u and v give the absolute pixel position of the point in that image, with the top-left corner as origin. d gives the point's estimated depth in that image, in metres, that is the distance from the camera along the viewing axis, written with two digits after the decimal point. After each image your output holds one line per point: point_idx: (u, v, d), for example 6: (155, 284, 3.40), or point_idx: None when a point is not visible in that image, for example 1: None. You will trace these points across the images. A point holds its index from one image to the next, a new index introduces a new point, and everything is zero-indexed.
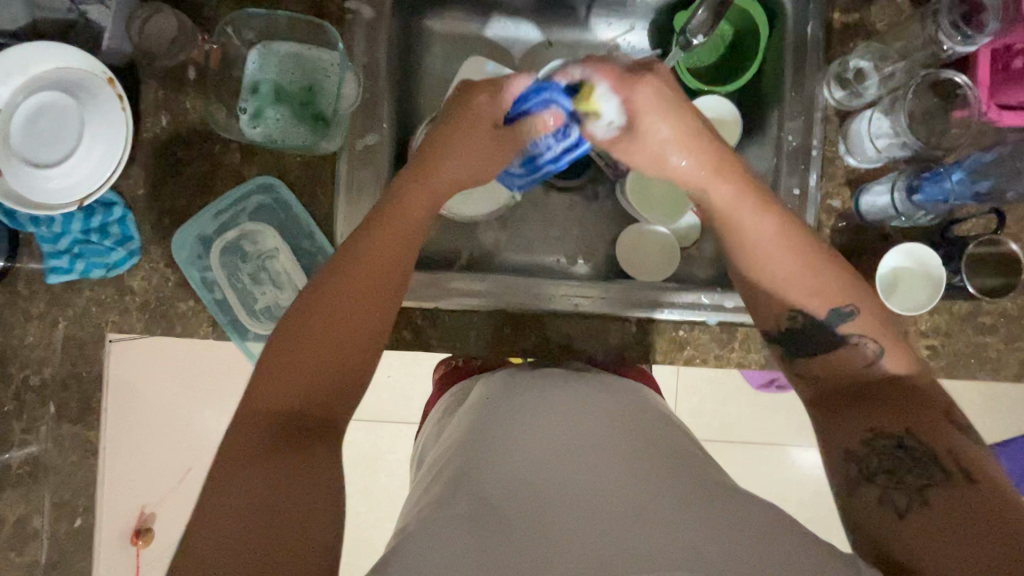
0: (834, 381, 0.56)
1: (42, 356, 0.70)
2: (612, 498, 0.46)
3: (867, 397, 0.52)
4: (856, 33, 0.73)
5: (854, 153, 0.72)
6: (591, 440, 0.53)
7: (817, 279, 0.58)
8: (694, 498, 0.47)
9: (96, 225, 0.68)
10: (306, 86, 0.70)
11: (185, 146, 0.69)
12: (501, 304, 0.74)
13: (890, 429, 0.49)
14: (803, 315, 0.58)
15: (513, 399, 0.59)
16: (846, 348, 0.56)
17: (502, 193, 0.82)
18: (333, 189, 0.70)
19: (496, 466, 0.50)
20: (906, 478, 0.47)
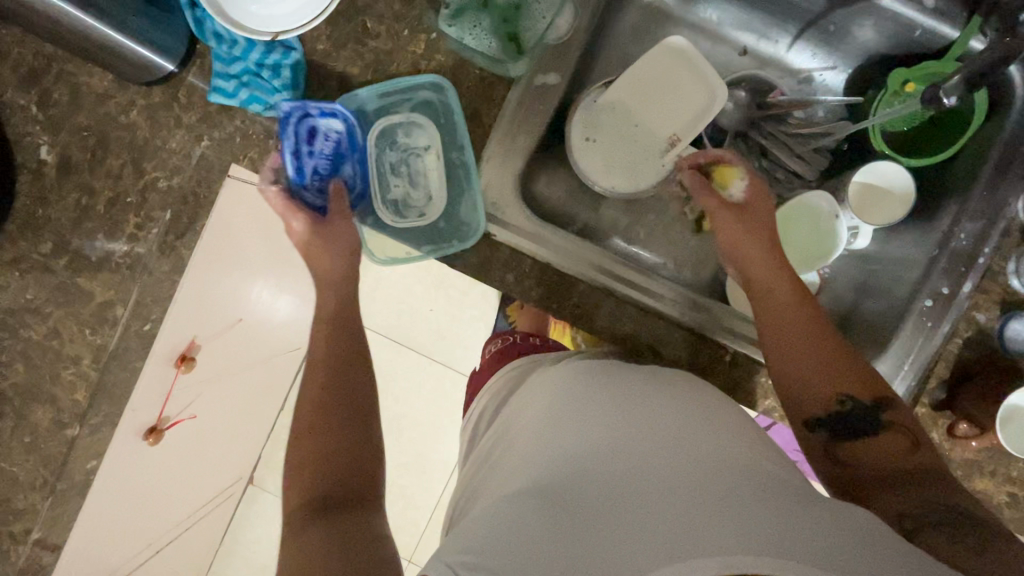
0: (869, 464, 0.55)
1: (176, 164, 0.72)
2: (684, 480, 0.45)
3: (899, 473, 0.53)
4: None
5: (1022, 276, 0.68)
6: (657, 420, 0.51)
7: (851, 367, 0.59)
8: (766, 491, 0.45)
9: (271, 63, 0.69)
10: (514, 4, 0.68)
11: (378, 20, 0.69)
12: (575, 270, 0.71)
13: (941, 499, 0.48)
14: (851, 402, 0.57)
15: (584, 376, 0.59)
16: (890, 433, 0.56)
17: (644, 177, 0.78)
18: (498, 113, 0.69)
19: (558, 444, 0.50)
20: (964, 530, 0.45)
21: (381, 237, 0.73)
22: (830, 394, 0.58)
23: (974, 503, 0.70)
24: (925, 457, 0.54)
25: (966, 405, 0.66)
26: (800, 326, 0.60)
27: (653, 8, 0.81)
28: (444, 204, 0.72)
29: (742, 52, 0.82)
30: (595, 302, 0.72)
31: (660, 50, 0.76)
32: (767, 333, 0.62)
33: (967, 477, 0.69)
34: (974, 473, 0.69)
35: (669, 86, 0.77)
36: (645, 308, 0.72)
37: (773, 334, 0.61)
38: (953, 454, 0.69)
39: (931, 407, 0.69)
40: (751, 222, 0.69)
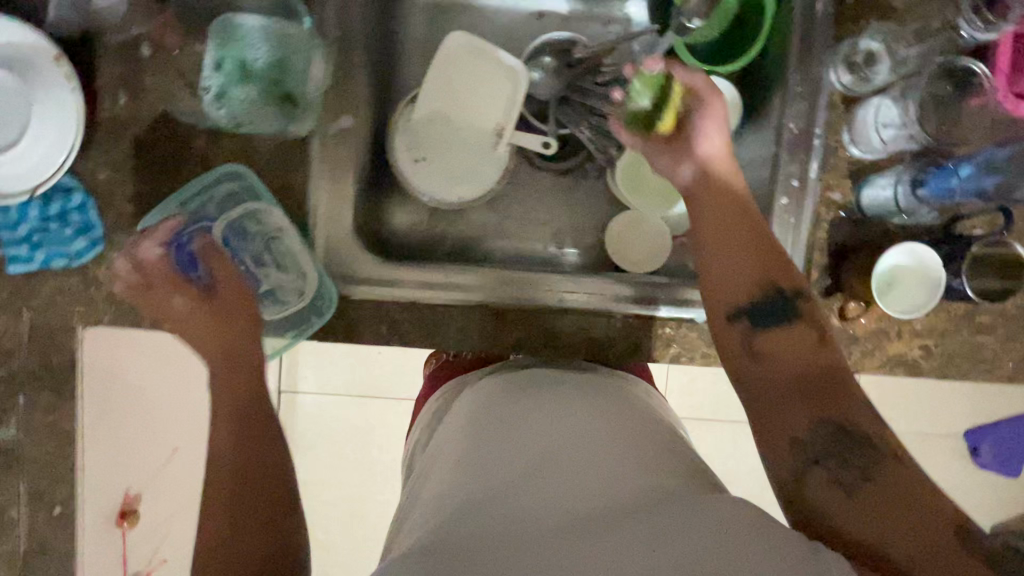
0: (781, 351, 0.55)
1: (9, 347, 0.68)
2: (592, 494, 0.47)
3: (816, 383, 0.52)
4: (870, 10, 0.68)
5: (858, 143, 0.68)
6: (576, 441, 0.53)
7: (770, 259, 0.59)
8: (667, 493, 0.46)
9: (55, 212, 0.64)
10: (273, 63, 0.64)
11: (147, 127, 0.64)
12: (486, 297, 0.70)
13: (832, 414, 0.49)
14: (794, 317, 0.56)
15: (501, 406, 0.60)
16: (800, 326, 0.56)
17: (485, 176, 0.75)
18: (306, 175, 0.66)
19: (475, 470, 0.51)
20: (850, 459, 0.47)
21: None
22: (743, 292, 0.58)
23: (894, 367, 0.71)
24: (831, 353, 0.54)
25: (850, 283, 0.67)
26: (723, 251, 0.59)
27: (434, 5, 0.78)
28: (318, 278, 0.66)
29: (538, 16, 0.80)
30: (483, 321, 0.70)
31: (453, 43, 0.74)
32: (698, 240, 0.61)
33: (878, 346, 0.71)
34: (883, 340, 0.70)
35: (475, 73, 0.75)
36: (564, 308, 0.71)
37: (699, 242, 0.61)
38: (857, 332, 0.70)
39: (823, 295, 0.69)
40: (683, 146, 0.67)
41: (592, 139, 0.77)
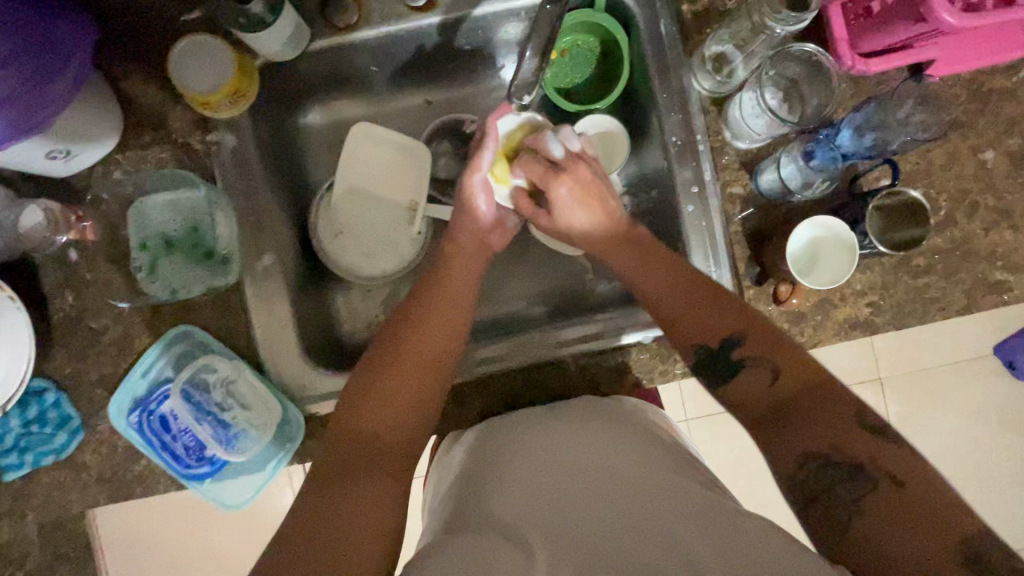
0: (753, 403, 0.57)
1: (23, 547, 0.72)
2: (615, 516, 0.53)
3: (781, 414, 0.55)
4: (710, 18, 0.71)
5: (741, 137, 0.71)
6: (610, 466, 0.58)
7: (688, 302, 0.62)
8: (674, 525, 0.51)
9: (33, 416, 0.69)
10: (191, 229, 0.70)
11: (96, 316, 0.70)
12: (521, 363, 0.73)
13: (818, 446, 0.51)
14: (706, 350, 0.60)
15: (519, 444, 0.62)
16: (750, 372, 0.57)
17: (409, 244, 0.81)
18: (246, 316, 0.71)
19: (505, 513, 0.55)
20: (844, 491, 0.48)
21: (233, 483, 0.71)
22: (688, 346, 0.62)
23: (850, 331, 0.72)
24: (788, 380, 0.55)
25: (774, 267, 0.69)
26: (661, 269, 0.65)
27: (330, 125, 0.84)
28: (279, 407, 0.69)
29: (428, 104, 0.87)
30: (462, 396, 0.73)
31: (353, 138, 0.81)
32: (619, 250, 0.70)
33: (827, 316, 0.71)
34: (830, 309, 0.71)
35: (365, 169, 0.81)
36: (582, 360, 0.73)
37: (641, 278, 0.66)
38: (800, 309, 0.71)
39: (757, 284, 0.71)
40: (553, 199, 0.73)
41: None
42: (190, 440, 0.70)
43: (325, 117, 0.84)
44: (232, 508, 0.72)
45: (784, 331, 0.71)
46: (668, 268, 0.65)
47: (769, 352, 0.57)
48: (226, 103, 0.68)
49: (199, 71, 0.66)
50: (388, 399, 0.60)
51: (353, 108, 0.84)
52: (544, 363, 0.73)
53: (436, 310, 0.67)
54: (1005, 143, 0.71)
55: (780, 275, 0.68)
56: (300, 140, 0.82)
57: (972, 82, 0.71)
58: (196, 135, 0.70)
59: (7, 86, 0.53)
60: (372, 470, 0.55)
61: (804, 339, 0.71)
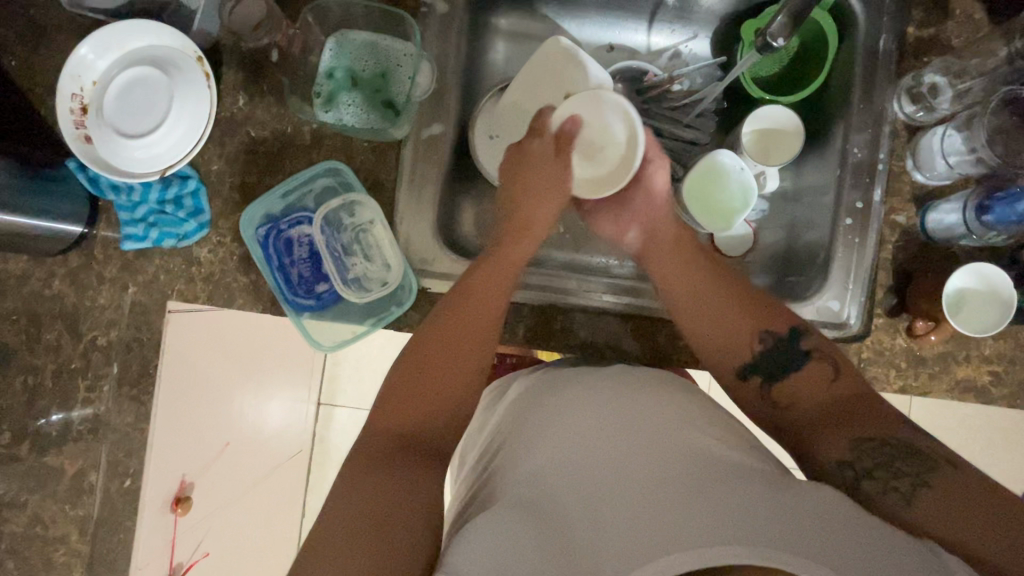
0: (806, 397, 0.59)
1: (112, 317, 0.73)
2: (653, 479, 0.50)
3: (837, 415, 0.56)
4: (930, 49, 0.72)
5: (922, 169, 0.70)
6: (634, 429, 0.55)
7: (750, 310, 0.64)
8: (726, 490, 0.48)
9: (171, 197, 0.71)
10: (380, 73, 0.71)
11: (261, 126, 0.71)
12: (550, 300, 0.73)
13: (869, 434, 0.53)
14: (772, 337, 0.62)
15: (552, 396, 0.60)
16: (813, 366, 0.60)
17: None
18: (398, 174, 0.72)
19: (536, 467, 0.52)
20: (899, 467, 0.50)
21: (326, 326, 0.72)
22: (754, 334, 0.63)
23: (962, 392, 0.71)
24: (846, 384, 0.58)
25: (916, 303, 0.68)
26: (680, 270, 0.68)
27: (516, 34, 0.85)
28: (402, 268, 0.71)
29: (609, 49, 0.87)
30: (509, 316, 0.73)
31: (545, 49, 0.79)
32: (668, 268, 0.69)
33: (946, 370, 0.70)
34: (951, 363, 0.70)
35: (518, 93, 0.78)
36: (601, 311, 0.74)
37: (668, 278, 0.69)
38: (923, 353, 0.70)
39: (888, 315, 0.71)
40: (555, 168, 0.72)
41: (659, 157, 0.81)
42: (303, 270, 0.71)
43: (515, 25, 0.85)
44: (317, 348, 0.72)
45: (898, 369, 0.70)
46: (720, 283, 0.66)
47: (830, 351, 0.61)
48: None
49: None
50: (438, 357, 0.60)
51: (543, 26, 0.86)
52: (565, 309, 0.73)
53: (490, 287, 0.64)
54: None
55: (919, 310, 0.68)
56: (485, 38, 0.84)
57: None
58: None
59: None
60: (396, 460, 0.53)
61: (915, 384, 0.70)
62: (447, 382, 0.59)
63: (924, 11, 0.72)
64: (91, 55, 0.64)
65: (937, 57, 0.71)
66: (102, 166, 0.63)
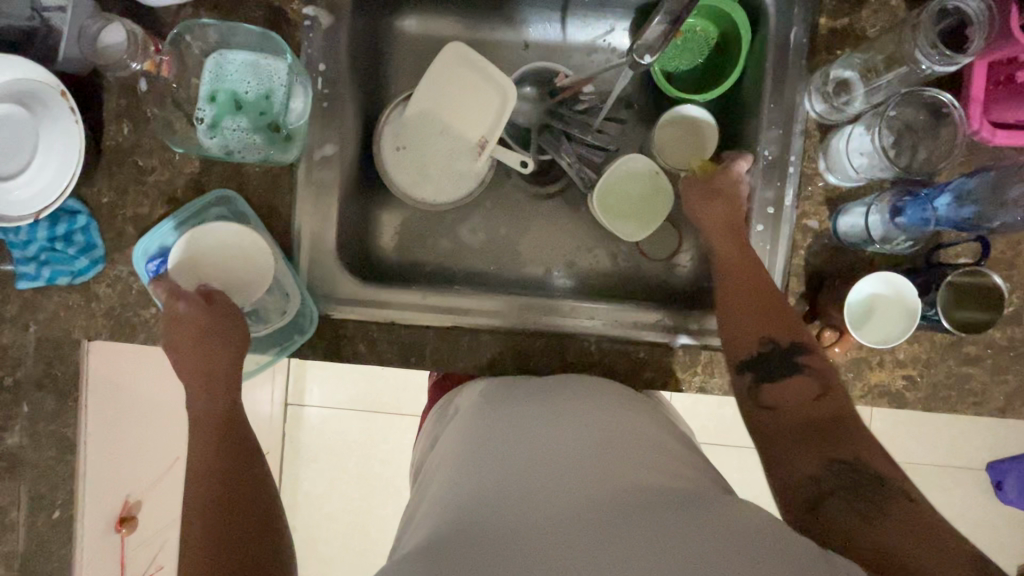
0: (795, 409, 0.57)
1: (16, 356, 0.72)
2: (575, 503, 0.46)
3: (811, 431, 0.54)
4: (844, 40, 0.68)
5: (834, 171, 0.67)
6: (558, 450, 0.52)
7: (763, 311, 0.62)
8: (649, 505, 0.46)
9: (62, 234, 0.68)
10: (263, 94, 0.69)
11: (145, 156, 0.68)
12: (516, 324, 0.72)
13: (844, 455, 0.51)
14: (774, 343, 0.60)
15: (480, 425, 0.58)
16: (801, 376, 0.58)
17: (465, 181, 0.79)
18: (291, 198, 0.69)
19: (454, 498, 0.49)
20: (856, 494, 0.48)
21: None
22: (753, 337, 0.61)
23: (877, 398, 0.69)
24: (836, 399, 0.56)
25: (825, 311, 0.66)
26: (739, 269, 0.65)
27: (422, 36, 0.81)
28: (301, 296, 0.69)
29: (524, 46, 0.82)
30: (458, 337, 0.71)
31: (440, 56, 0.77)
32: (710, 246, 0.68)
33: (860, 376, 0.69)
34: (865, 370, 0.68)
35: (432, 81, 0.77)
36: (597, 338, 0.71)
37: (726, 275, 0.65)
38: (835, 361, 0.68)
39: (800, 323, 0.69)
40: (405, 170, 0.78)
41: (572, 165, 0.78)
42: None
43: (421, 28, 0.80)
44: None
45: None
46: (758, 284, 0.63)
47: (825, 370, 0.59)
48: None
49: None
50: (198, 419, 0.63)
51: (452, 26, 0.81)
52: (533, 331, 0.72)
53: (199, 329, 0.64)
54: None
55: (828, 319, 0.66)
56: (390, 43, 0.80)
57: None
58: (294, 5, 0.68)
59: None
60: (215, 517, 0.55)
61: None
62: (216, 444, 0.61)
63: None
64: None
65: (851, 49, 0.68)
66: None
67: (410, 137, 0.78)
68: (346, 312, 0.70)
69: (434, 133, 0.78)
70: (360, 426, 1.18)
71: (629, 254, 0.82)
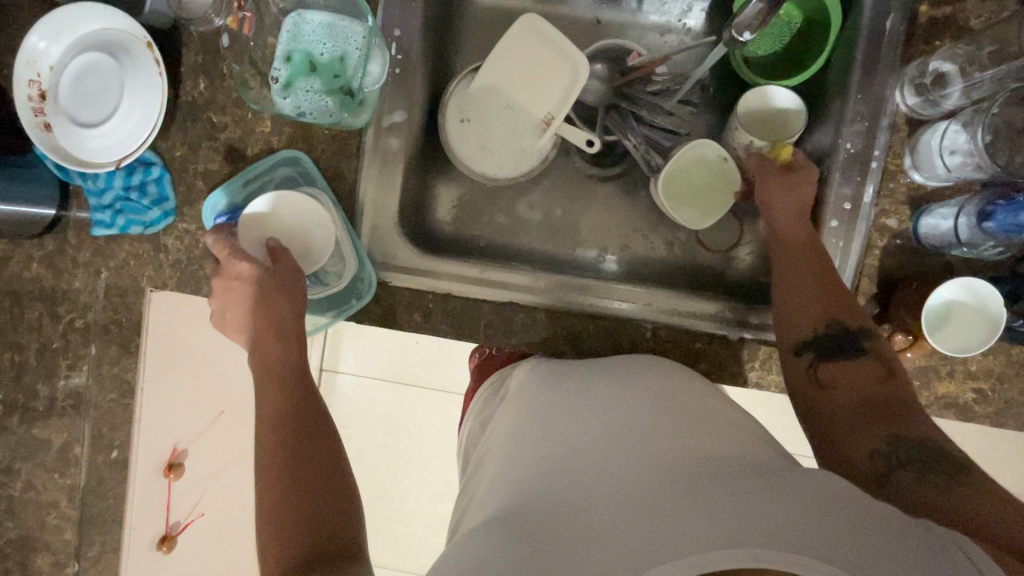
0: (857, 388, 0.57)
1: (87, 300, 0.75)
2: (642, 472, 0.45)
3: (876, 408, 0.54)
4: (943, 31, 0.64)
5: (921, 168, 0.64)
6: (616, 424, 0.52)
7: (825, 298, 0.61)
8: (718, 471, 0.44)
9: (136, 184, 0.71)
10: (336, 57, 0.69)
11: (219, 112, 0.69)
12: (562, 302, 0.71)
13: (911, 433, 0.51)
14: (838, 325, 0.60)
15: (537, 400, 0.58)
16: (866, 360, 0.58)
17: (528, 157, 0.78)
18: (358, 163, 0.70)
19: (517, 476, 0.49)
20: (929, 469, 0.49)
21: None
22: (817, 321, 0.60)
23: (943, 409, 0.66)
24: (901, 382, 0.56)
25: (897, 314, 0.64)
26: (791, 267, 0.63)
27: (494, 8, 0.80)
28: (358, 262, 0.70)
29: (597, 22, 0.80)
30: (507, 314, 0.71)
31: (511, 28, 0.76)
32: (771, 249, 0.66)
33: (928, 385, 0.66)
34: (934, 379, 0.66)
35: (503, 49, 0.76)
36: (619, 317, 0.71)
37: (782, 269, 0.64)
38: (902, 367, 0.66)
39: None
40: (470, 139, 0.77)
41: (638, 146, 0.75)
42: None
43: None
44: None
45: None
46: (823, 274, 0.62)
47: (889, 354, 0.58)
48: None
49: None
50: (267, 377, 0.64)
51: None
52: (575, 312, 0.71)
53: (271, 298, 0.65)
54: None
55: (900, 323, 0.64)
56: (462, 13, 0.79)
57: None
58: None
59: None
60: (299, 473, 0.56)
61: None
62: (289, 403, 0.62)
63: None
64: (45, 39, 0.63)
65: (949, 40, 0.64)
66: (61, 156, 0.64)
67: (476, 107, 0.77)
68: (403, 279, 0.71)
69: (500, 103, 0.77)
70: (396, 397, 1.19)
71: (689, 244, 0.79)
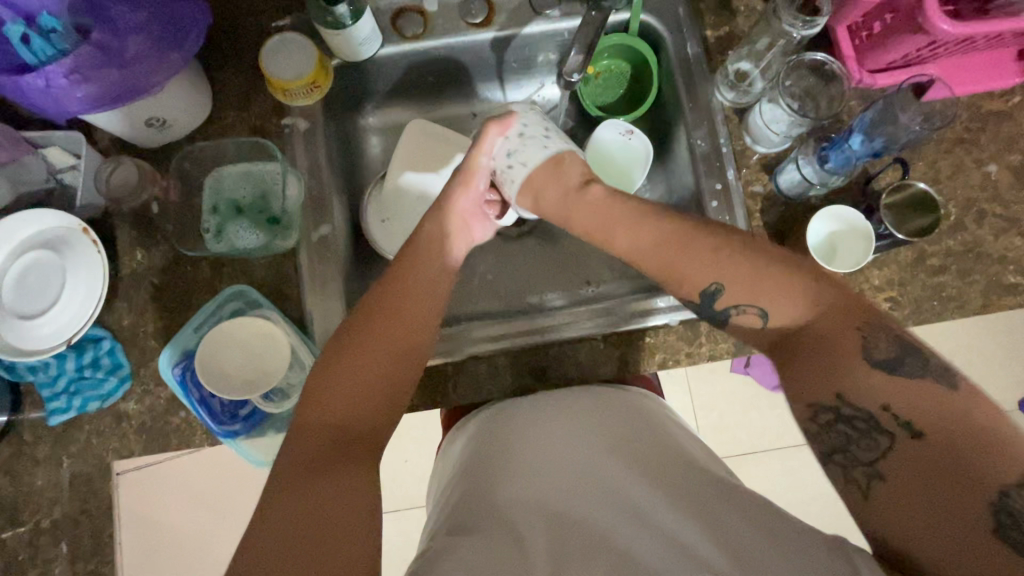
0: (742, 349, 0.60)
1: (52, 496, 0.73)
2: (603, 502, 0.57)
3: (770, 365, 0.57)
4: (730, 44, 0.81)
5: (760, 142, 0.78)
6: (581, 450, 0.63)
7: (665, 253, 0.63)
8: (675, 483, 0.58)
9: (89, 360, 0.73)
10: (259, 196, 0.78)
11: (159, 272, 0.75)
12: (516, 342, 0.76)
13: (823, 400, 0.53)
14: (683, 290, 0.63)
15: (511, 424, 0.67)
16: (732, 317, 0.60)
17: None
18: (297, 280, 0.76)
19: (503, 488, 0.60)
20: (846, 452, 0.51)
21: (262, 441, 0.73)
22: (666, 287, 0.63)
23: None
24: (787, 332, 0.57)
25: (797, 256, 0.73)
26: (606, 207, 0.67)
27: (386, 126, 0.93)
28: (319, 366, 0.72)
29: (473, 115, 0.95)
30: (471, 369, 0.75)
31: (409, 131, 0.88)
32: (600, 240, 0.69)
33: None
34: None
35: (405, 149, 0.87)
36: (580, 339, 0.76)
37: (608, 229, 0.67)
38: None
39: None
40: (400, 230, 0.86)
41: None
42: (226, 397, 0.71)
43: (382, 120, 0.93)
44: (258, 465, 0.74)
45: None
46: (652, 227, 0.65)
47: (757, 295, 0.58)
48: (303, 90, 0.77)
49: (286, 61, 0.76)
50: (369, 349, 0.61)
51: (409, 112, 0.94)
52: (540, 344, 0.76)
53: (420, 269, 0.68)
54: (1006, 158, 0.77)
55: None
56: (359, 137, 0.91)
57: (973, 106, 0.78)
58: (273, 120, 0.79)
59: (131, 52, 0.62)
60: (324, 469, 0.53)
61: None
62: (387, 352, 0.62)
63: (714, 14, 0.82)
64: None
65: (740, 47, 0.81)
66: (10, 352, 0.67)
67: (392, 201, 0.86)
68: None
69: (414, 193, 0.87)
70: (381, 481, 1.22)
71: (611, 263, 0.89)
